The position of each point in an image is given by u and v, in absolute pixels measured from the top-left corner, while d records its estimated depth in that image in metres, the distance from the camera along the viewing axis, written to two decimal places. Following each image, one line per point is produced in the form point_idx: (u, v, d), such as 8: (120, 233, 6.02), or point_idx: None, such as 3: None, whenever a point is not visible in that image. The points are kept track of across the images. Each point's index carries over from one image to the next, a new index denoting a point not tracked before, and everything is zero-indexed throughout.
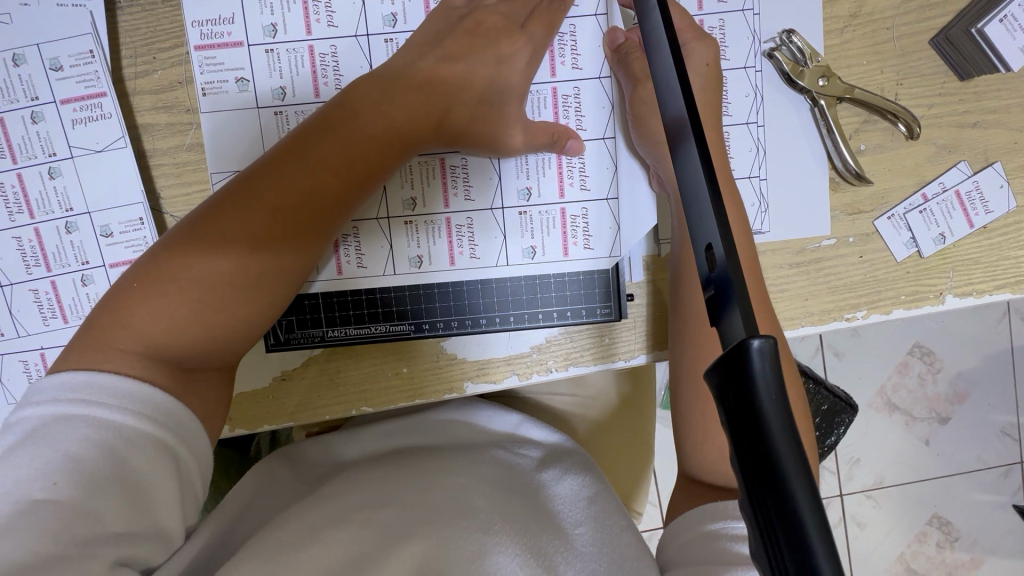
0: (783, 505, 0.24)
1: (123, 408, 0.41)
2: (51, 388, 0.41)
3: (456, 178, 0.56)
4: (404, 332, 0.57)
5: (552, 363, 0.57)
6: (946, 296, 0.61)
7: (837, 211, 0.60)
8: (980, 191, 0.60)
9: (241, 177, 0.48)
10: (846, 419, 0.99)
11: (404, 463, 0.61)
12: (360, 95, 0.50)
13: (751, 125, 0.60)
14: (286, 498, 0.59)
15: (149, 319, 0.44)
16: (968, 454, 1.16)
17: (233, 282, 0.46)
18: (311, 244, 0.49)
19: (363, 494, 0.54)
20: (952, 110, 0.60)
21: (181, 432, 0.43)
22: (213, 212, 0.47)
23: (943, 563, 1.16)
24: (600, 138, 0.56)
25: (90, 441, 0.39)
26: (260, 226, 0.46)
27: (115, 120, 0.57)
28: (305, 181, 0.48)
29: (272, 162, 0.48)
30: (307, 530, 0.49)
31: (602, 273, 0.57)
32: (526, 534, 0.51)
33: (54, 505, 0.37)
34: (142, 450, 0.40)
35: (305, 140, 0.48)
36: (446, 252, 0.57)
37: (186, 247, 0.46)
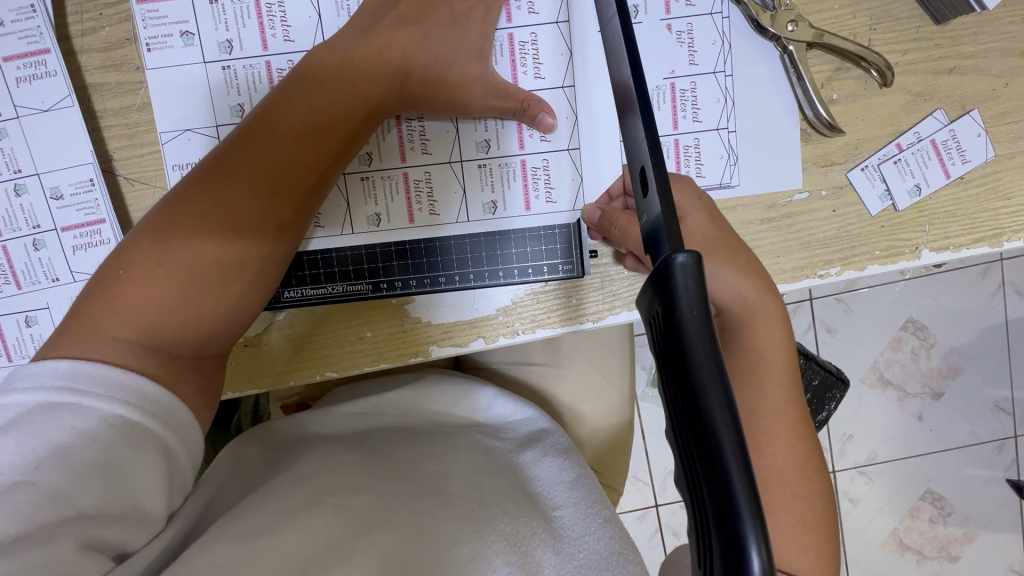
0: (697, 416, 0.23)
1: (114, 398, 0.40)
2: (38, 374, 0.39)
3: (412, 132, 0.54)
4: (363, 292, 0.55)
5: (519, 326, 0.56)
6: (922, 251, 0.60)
7: (809, 163, 0.58)
8: (956, 140, 0.58)
9: (211, 157, 0.47)
10: (839, 395, 0.98)
11: (382, 447, 0.59)
12: (321, 62, 0.48)
13: (719, 74, 0.58)
14: (258, 472, 0.56)
15: (136, 305, 0.43)
16: (960, 427, 1.15)
17: (217, 262, 0.45)
18: (293, 219, 0.48)
19: (336, 477, 0.52)
20: (927, 56, 0.58)
21: (174, 425, 0.42)
22: (188, 195, 0.45)
23: (936, 538, 1.15)
24: (559, 87, 0.54)
25: (77, 429, 0.38)
26: (237, 204, 0.45)
27: (60, 79, 0.55)
28: (276, 155, 0.46)
29: (242, 137, 0.46)
30: (276, 512, 0.46)
31: (563, 228, 0.56)
32: (512, 521, 0.50)
33: (32, 487, 0.36)
34: (131, 441, 0.39)
35: (272, 113, 0.47)
36: (405, 208, 0.55)
37: (166, 231, 0.44)
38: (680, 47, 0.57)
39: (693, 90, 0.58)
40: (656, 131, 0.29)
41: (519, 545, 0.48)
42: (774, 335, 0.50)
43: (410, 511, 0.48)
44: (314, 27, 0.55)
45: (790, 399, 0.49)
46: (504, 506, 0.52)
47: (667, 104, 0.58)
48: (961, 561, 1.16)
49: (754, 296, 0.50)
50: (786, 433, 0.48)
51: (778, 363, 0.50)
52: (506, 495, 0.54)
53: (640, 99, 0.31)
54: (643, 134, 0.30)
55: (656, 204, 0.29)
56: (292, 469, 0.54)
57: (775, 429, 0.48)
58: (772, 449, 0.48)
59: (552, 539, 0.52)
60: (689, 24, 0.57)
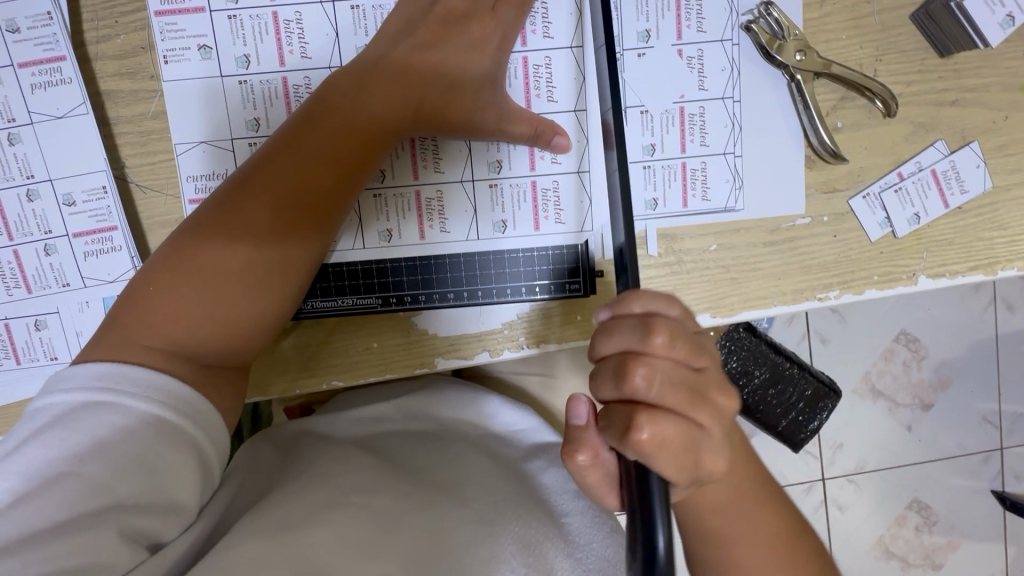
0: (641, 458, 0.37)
1: (145, 396, 0.43)
2: (80, 376, 0.43)
3: (425, 151, 0.55)
4: (372, 306, 0.56)
5: (523, 339, 0.57)
6: (919, 277, 0.61)
7: (812, 189, 0.60)
8: (956, 170, 0.60)
9: (235, 178, 0.49)
10: (829, 404, 0.99)
11: (394, 453, 0.62)
12: (339, 85, 0.49)
13: (727, 100, 0.59)
14: (274, 471, 0.58)
15: (166, 318, 0.46)
16: (947, 438, 1.17)
17: (242, 281, 0.47)
18: (314, 239, 0.50)
19: (359, 477, 0.54)
20: (931, 88, 0.59)
21: (201, 422, 0.45)
22: (214, 213, 0.48)
23: (920, 545, 1.18)
24: (570, 110, 0.55)
25: (115, 426, 0.42)
26: (259, 225, 0.47)
27: (75, 86, 0.55)
28: (297, 177, 0.48)
29: (264, 160, 0.48)
30: (304, 511, 0.48)
31: (571, 248, 0.56)
32: (524, 527, 0.54)
33: (75, 477, 0.40)
34: (162, 437, 0.42)
35: (293, 136, 0.48)
36: (416, 225, 0.55)
37: (193, 250, 0.47)
38: (690, 73, 0.58)
39: (702, 115, 0.59)
40: (626, 162, 0.40)
41: (533, 548, 0.53)
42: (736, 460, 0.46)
43: (428, 514, 0.51)
44: (331, 44, 0.56)
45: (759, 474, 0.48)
46: (517, 511, 0.57)
47: (676, 127, 0.59)
48: (944, 568, 1.18)
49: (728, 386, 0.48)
50: (760, 553, 0.45)
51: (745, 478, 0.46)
52: (518, 502, 0.58)
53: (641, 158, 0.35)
54: None
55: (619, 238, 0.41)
56: (312, 467, 0.56)
57: (742, 549, 0.45)
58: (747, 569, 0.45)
59: (560, 542, 0.56)
60: (700, 50, 0.58)
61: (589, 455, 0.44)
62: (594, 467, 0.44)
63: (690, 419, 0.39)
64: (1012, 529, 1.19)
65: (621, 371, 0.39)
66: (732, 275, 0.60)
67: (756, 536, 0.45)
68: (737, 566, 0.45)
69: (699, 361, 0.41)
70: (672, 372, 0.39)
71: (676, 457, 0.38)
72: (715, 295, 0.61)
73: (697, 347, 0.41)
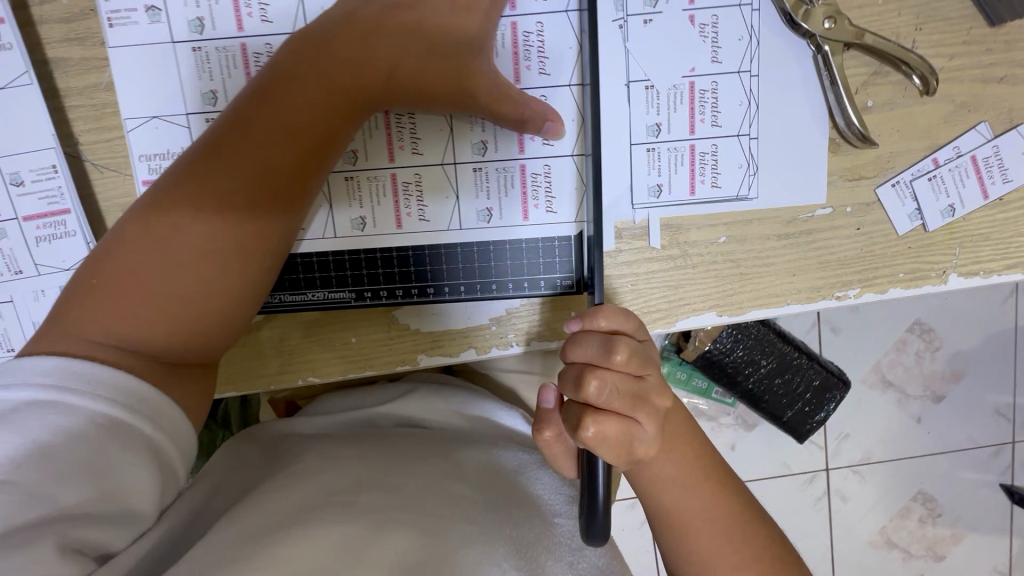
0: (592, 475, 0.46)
1: (97, 396, 0.39)
2: (18, 373, 0.39)
3: (402, 129, 0.49)
4: (345, 301, 0.51)
5: (513, 336, 0.52)
6: (950, 276, 0.55)
7: (835, 176, 0.54)
8: (999, 157, 0.53)
9: (184, 160, 0.43)
10: (837, 396, 0.94)
11: (380, 445, 0.59)
12: (296, 53, 0.43)
13: (743, 74, 0.52)
14: (252, 476, 0.55)
15: (112, 316, 0.42)
16: (958, 430, 1.12)
17: (194, 275, 0.42)
18: (275, 228, 0.44)
19: (342, 476, 0.52)
20: (976, 62, 0.52)
21: (161, 422, 0.41)
22: (162, 199, 0.42)
23: (924, 537, 1.14)
24: (565, 85, 0.49)
25: (60, 428, 0.38)
26: (211, 212, 0.42)
27: (17, 53, 0.50)
28: (252, 158, 0.42)
29: (216, 139, 0.43)
30: (273, 518, 0.47)
31: (564, 240, 0.51)
32: (513, 528, 0.51)
33: (12, 487, 0.36)
34: (115, 440, 0.39)
35: (248, 111, 0.43)
36: (392, 213, 0.50)
37: (139, 240, 0.42)
38: (703, 42, 0.52)
39: (714, 91, 0.52)
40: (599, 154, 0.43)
41: (524, 552, 0.50)
42: (684, 447, 0.51)
43: (418, 513, 0.49)
44: (294, 5, 0.49)
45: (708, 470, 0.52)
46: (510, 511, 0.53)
47: (685, 105, 0.52)
48: (946, 559, 1.15)
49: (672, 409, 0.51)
50: (717, 529, 0.50)
51: (696, 459, 0.51)
52: (510, 500, 0.55)
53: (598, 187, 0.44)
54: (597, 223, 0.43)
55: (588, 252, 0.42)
56: (291, 468, 0.54)
57: (697, 531, 0.50)
58: (707, 543, 0.50)
59: (551, 545, 0.52)
60: (715, 16, 0.51)
61: (554, 431, 0.52)
62: (557, 441, 0.52)
63: (632, 419, 0.44)
64: (1019, 524, 1.16)
65: (580, 379, 0.44)
66: (742, 270, 0.55)
67: (712, 514, 0.50)
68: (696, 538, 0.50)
69: (647, 371, 0.45)
70: (619, 383, 0.44)
71: (615, 448, 0.44)
72: (722, 292, 0.55)
73: (647, 362, 0.45)
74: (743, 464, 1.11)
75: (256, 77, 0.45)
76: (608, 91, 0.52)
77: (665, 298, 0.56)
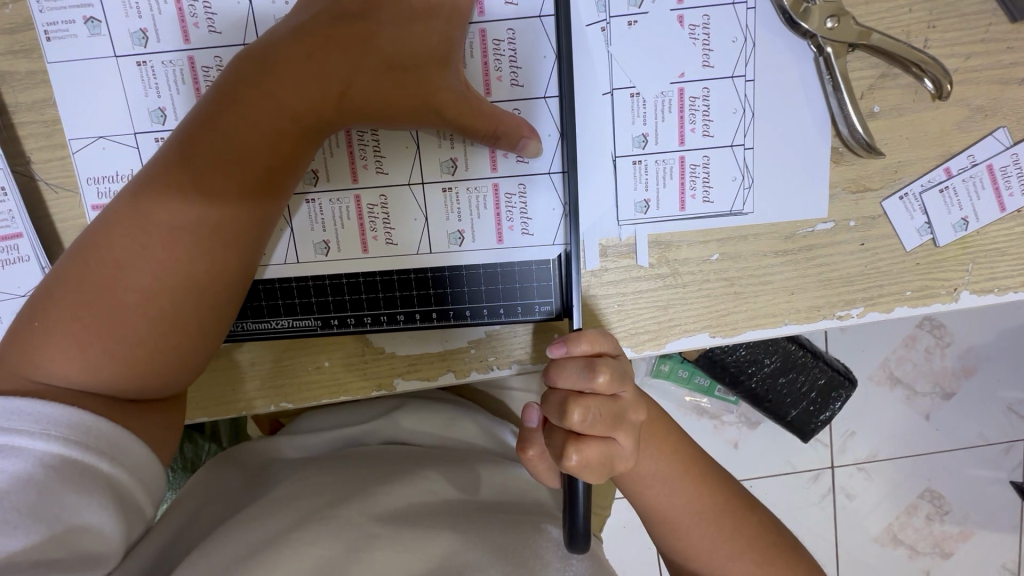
0: (571, 496, 0.48)
1: (46, 434, 0.36)
2: None
3: (365, 147, 0.45)
4: (312, 328, 0.48)
5: (493, 360, 0.49)
6: (961, 293, 0.51)
7: (837, 188, 0.50)
8: (1018, 165, 0.49)
9: (126, 192, 0.40)
10: (843, 396, 0.90)
11: (364, 464, 0.56)
12: (240, 74, 0.40)
13: (737, 79, 0.48)
14: (228, 505, 0.53)
15: (56, 360, 0.39)
16: (968, 428, 1.08)
17: (145, 315, 0.40)
18: (229, 260, 0.41)
19: (316, 500, 0.50)
20: (995, 62, 0.47)
21: (120, 457, 0.38)
22: (106, 235, 0.40)
23: (931, 535, 1.10)
24: (541, 97, 0.45)
25: (6, 473, 0.35)
26: (159, 249, 0.39)
27: None
28: (200, 189, 0.39)
29: (160, 169, 0.40)
30: (244, 551, 0.44)
31: (543, 263, 0.48)
32: (502, 546, 0.48)
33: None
34: (70, 482, 0.36)
35: (193, 138, 0.40)
36: (358, 236, 0.47)
37: (83, 279, 0.39)
38: (693, 45, 0.48)
39: (706, 97, 0.48)
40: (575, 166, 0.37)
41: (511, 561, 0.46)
42: (662, 449, 0.48)
43: (397, 537, 0.46)
44: (243, 13, 0.46)
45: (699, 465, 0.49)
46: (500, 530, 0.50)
47: (673, 113, 0.48)
48: (954, 557, 1.11)
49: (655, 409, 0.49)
50: (708, 525, 0.48)
51: (677, 457, 0.48)
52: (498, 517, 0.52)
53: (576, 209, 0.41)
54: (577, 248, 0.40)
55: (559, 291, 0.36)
56: (269, 496, 0.52)
57: (696, 533, 0.48)
58: (699, 539, 0.48)
59: (539, 552, 0.48)
60: (706, 16, 0.47)
61: (538, 450, 0.48)
62: (541, 460, 0.49)
63: (614, 441, 0.41)
64: None
65: (563, 407, 0.40)
66: (737, 289, 0.51)
67: (701, 509, 0.48)
68: (697, 539, 0.48)
69: (625, 389, 0.42)
70: (601, 409, 0.40)
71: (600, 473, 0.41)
72: (715, 313, 0.52)
73: (626, 380, 0.42)
74: (745, 469, 1.07)
75: (202, 98, 0.42)
76: (589, 100, 0.48)
77: (655, 319, 0.52)
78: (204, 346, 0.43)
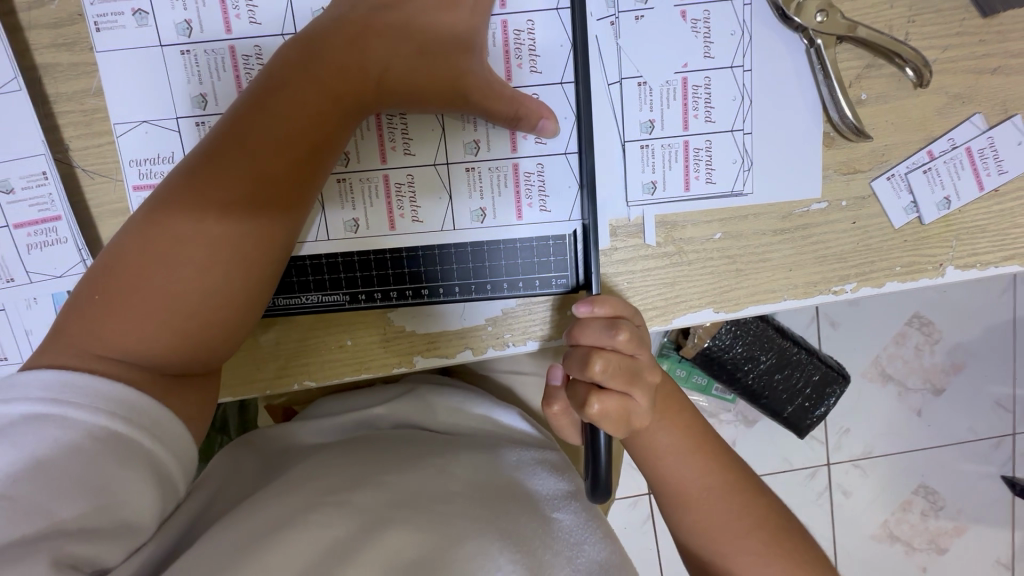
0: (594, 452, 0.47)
1: (94, 408, 0.39)
2: (22, 385, 0.39)
3: (394, 130, 0.49)
4: (339, 304, 0.51)
5: (509, 337, 0.52)
6: (946, 268, 0.55)
7: (829, 170, 0.54)
8: (994, 149, 0.53)
9: (179, 173, 0.43)
10: (838, 392, 0.94)
11: (381, 450, 0.58)
12: (286, 61, 0.43)
13: (736, 69, 0.52)
14: (250, 483, 0.54)
15: (114, 331, 0.41)
16: (959, 423, 1.11)
17: (197, 287, 0.42)
18: (276, 234, 0.44)
19: (336, 478, 0.52)
20: (970, 53, 0.52)
21: (159, 432, 0.41)
22: (160, 213, 0.42)
23: (926, 531, 1.13)
24: (558, 83, 0.49)
25: (58, 441, 0.37)
26: (212, 222, 0.42)
27: (4, 59, 0.49)
28: (250, 168, 0.42)
29: (211, 151, 0.43)
30: (277, 517, 0.46)
31: (559, 239, 0.51)
32: (509, 526, 0.49)
33: (8, 502, 0.35)
34: (113, 454, 0.38)
35: (242, 120, 0.43)
36: (385, 214, 0.50)
37: (138, 254, 0.42)
38: (695, 38, 0.51)
39: (707, 86, 0.52)
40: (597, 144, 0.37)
41: (521, 546, 0.48)
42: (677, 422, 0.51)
43: (412, 510, 0.49)
44: (282, 6, 0.49)
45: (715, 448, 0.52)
46: (506, 509, 0.52)
47: (677, 101, 0.52)
48: (949, 553, 1.14)
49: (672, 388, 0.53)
50: (718, 501, 0.50)
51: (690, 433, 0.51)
52: (507, 494, 0.54)
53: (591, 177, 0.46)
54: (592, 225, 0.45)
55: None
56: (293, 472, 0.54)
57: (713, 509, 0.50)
58: (710, 516, 0.50)
59: (549, 543, 0.50)
60: (706, 11, 0.51)
61: (563, 405, 0.51)
62: (564, 416, 0.51)
63: (632, 397, 0.44)
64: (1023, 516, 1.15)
65: (585, 360, 0.43)
66: (739, 267, 0.55)
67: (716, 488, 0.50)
68: (713, 518, 0.50)
69: (642, 351, 0.45)
70: (620, 365, 0.43)
71: (619, 423, 0.43)
72: (719, 289, 0.55)
73: (642, 343, 0.45)
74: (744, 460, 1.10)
75: (247, 86, 0.45)
76: (599, 90, 0.52)
77: (663, 296, 0.55)
78: (248, 319, 0.45)
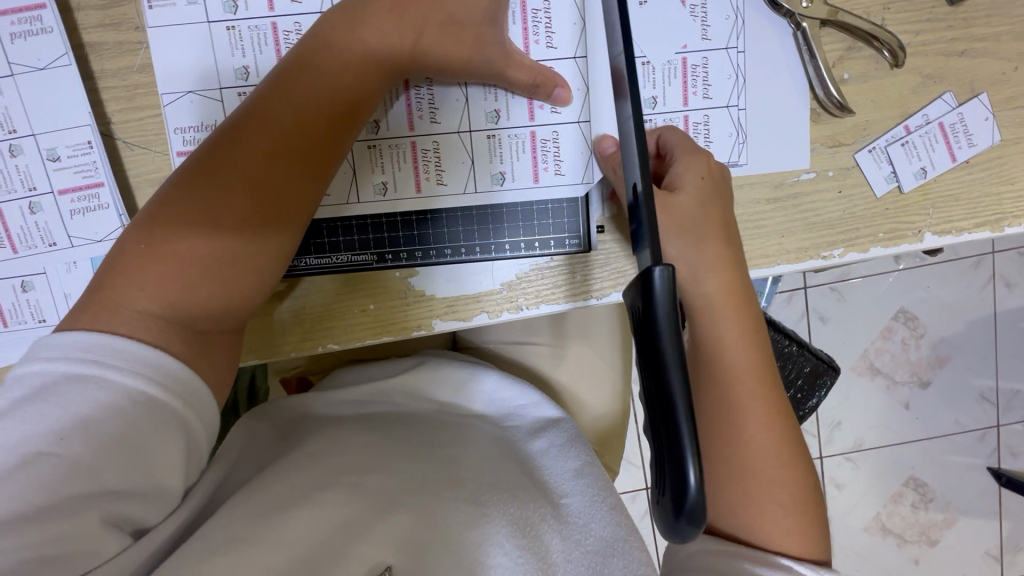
0: None
1: (133, 371, 0.40)
2: (65, 344, 0.40)
3: (421, 101, 0.54)
4: (367, 263, 0.54)
5: (522, 301, 0.56)
6: (924, 234, 0.60)
7: (816, 144, 0.58)
8: (964, 123, 0.58)
9: (223, 130, 0.46)
10: (828, 381, 0.97)
11: (393, 431, 0.58)
12: (326, 29, 0.47)
13: (731, 50, 0.57)
14: (269, 452, 0.54)
15: (156, 279, 0.42)
16: (945, 416, 1.16)
17: (240, 236, 0.44)
18: (312, 188, 0.47)
19: (352, 457, 0.52)
20: (940, 38, 0.58)
21: (191, 399, 0.42)
22: (205, 167, 0.44)
23: (917, 523, 1.17)
24: (571, 58, 0.54)
25: (100, 403, 0.38)
26: (257, 173, 0.44)
27: (57, 36, 0.53)
28: (293, 123, 0.46)
29: (255, 108, 0.46)
30: (301, 488, 0.47)
31: (573, 201, 0.56)
32: (517, 508, 0.51)
33: (56, 459, 0.37)
34: (150, 418, 0.39)
35: (285, 80, 0.46)
36: (412, 178, 0.54)
37: (181, 205, 0.44)
38: (693, 22, 0.57)
39: (705, 66, 0.57)
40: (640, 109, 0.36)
41: (529, 531, 0.49)
42: (743, 333, 0.51)
43: (425, 494, 0.49)
44: None
45: (769, 407, 0.51)
46: (514, 493, 0.53)
47: (678, 79, 0.57)
48: (940, 544, 1.17)
49: (739, 344, 0.51)
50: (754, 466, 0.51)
51: (738, 351, 0.51)
52: (515, 481, 0.55)
53: (631, 85, 0.36)
54: (636, 157, 0.35)
55: (646, 259, 0.36)
56: (317, 436, 0.55)
57: (753, 471, 0.51)
58: (746, 445, 0.51)
59: (556, 529, 0.52)
60: None
61: None
62: None
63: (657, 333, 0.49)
64: (1008, 506, 1.19)
65: None
66: None
67: (753, 415, 0.51)
68: (752, 479, 0.51)
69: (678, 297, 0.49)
70: None
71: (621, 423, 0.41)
72: None
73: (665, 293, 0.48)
74: None
75: (286, 53, 0.49)
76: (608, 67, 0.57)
77: None
78: (283, 271, 0.48)
